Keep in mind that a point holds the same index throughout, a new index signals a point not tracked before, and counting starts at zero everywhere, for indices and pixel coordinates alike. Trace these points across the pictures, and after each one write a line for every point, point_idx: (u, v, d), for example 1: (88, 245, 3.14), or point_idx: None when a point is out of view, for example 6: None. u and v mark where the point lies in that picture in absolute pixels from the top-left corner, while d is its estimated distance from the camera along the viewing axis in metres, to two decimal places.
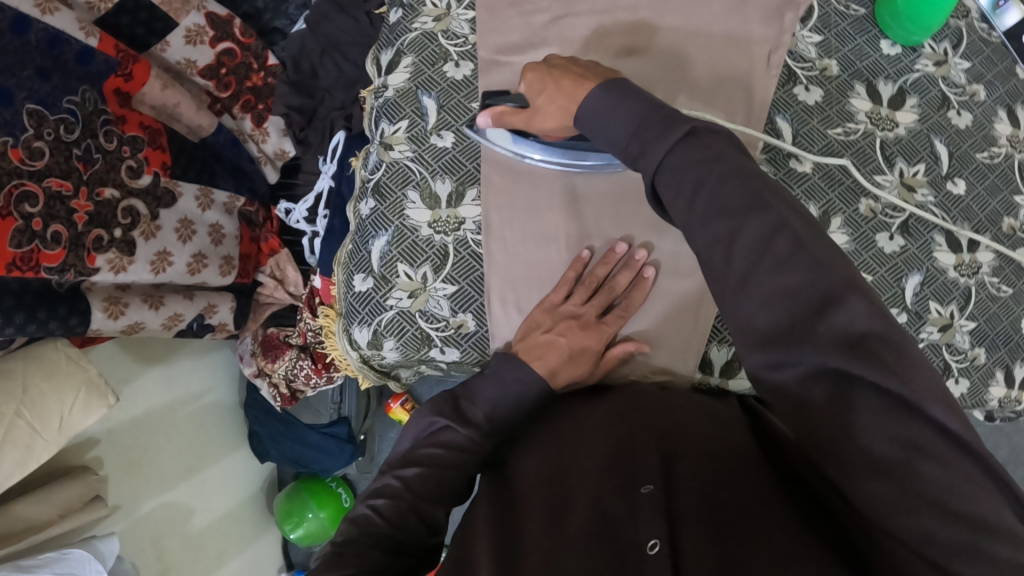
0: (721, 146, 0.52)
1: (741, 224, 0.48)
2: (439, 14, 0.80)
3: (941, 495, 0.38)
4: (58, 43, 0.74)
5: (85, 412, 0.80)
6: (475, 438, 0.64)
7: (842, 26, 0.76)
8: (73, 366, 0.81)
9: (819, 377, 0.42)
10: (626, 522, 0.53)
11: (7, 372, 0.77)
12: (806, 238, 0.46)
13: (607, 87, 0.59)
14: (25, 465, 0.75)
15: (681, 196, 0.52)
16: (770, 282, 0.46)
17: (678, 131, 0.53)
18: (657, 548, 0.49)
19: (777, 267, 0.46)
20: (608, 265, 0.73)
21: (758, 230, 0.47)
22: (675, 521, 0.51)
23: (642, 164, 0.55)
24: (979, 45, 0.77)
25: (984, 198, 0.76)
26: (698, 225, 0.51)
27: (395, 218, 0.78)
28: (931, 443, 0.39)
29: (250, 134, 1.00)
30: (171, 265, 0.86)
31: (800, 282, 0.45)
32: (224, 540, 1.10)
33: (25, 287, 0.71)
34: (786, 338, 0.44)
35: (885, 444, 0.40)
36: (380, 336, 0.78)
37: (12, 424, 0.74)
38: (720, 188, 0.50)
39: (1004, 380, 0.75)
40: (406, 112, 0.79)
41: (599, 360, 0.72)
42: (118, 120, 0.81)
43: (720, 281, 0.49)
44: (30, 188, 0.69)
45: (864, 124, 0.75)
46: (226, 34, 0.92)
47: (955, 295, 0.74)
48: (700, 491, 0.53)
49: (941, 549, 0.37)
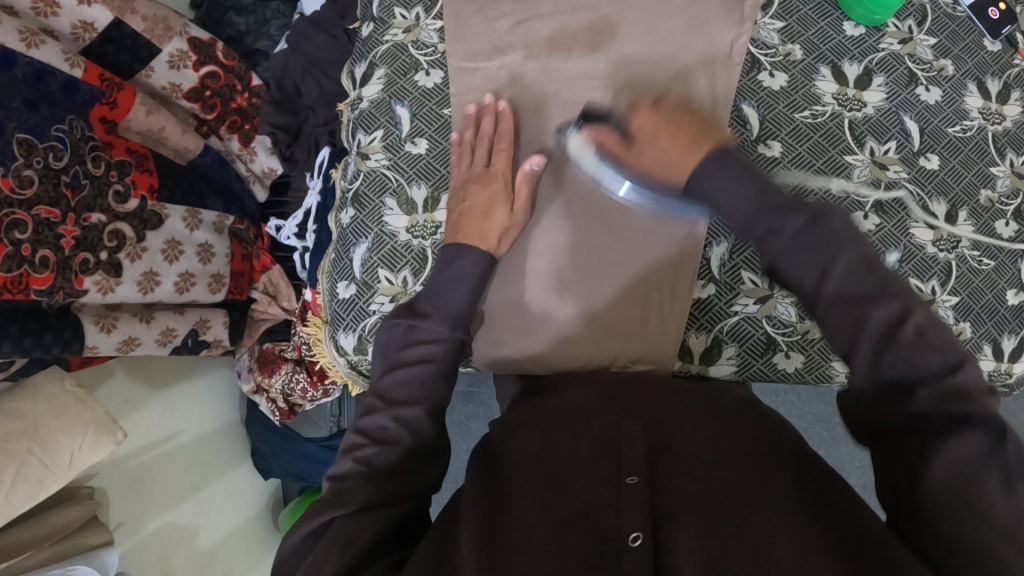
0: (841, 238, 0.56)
1: (867, 311, 0.53)
2: (409, 25, 0.82)
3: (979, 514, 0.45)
4: (44, 76, 0.77)
5: (94, 449, 0.83)
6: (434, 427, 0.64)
7: (804, 11, 0.77)
8: (82, 405, 0.84)
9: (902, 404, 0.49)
10: (609, 513, 0.53)
11: (17, 413, 0.80)
12: (927, 328, 0.51)
13: (722, 156, 0.63)
14: (36, 500, 0.78)
15: (808, 281, 0.56)
16: (896, 358, 0.51)
17: (798, 219, 0.57)
18: (639, 541, 0.50)
19: (918, 346, 0.50)
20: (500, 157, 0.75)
21: (886, 316, 0.52)
22: (659, 519, 0.52)
23: (766, 245, 0.59)
24: (944, 21, 0.78)
25: (958, 171, 0.75)
26: (824, 308, 0.55)
27: (374, 225, 0.79)
28: (990, 469, 0.46)
29: (238, 154, 1.03)
30: (158, 285, 0.88)
31: (925, 365, 0.50)
32: (229, 561, 1.08)
33: (16, 306, 0.75)
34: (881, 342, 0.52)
35: (963, 467, 0.46)
36: (365, 342, 0.79)
37: (24, 461, 0.77)
38: (848, 279, 0.54)
39: (992, 354, 0.74)
40: (381, 122, 0.81)
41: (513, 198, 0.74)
42: (105, 146, 0.84)
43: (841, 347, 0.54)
44: (20, 216, 0.72)
45: (831, 105, 0.75)
46: (209, 58, 0.96)
47: (936, 270, 0.73)
48: (686, 486, 0.54)
49: (966, 556, 0.45)
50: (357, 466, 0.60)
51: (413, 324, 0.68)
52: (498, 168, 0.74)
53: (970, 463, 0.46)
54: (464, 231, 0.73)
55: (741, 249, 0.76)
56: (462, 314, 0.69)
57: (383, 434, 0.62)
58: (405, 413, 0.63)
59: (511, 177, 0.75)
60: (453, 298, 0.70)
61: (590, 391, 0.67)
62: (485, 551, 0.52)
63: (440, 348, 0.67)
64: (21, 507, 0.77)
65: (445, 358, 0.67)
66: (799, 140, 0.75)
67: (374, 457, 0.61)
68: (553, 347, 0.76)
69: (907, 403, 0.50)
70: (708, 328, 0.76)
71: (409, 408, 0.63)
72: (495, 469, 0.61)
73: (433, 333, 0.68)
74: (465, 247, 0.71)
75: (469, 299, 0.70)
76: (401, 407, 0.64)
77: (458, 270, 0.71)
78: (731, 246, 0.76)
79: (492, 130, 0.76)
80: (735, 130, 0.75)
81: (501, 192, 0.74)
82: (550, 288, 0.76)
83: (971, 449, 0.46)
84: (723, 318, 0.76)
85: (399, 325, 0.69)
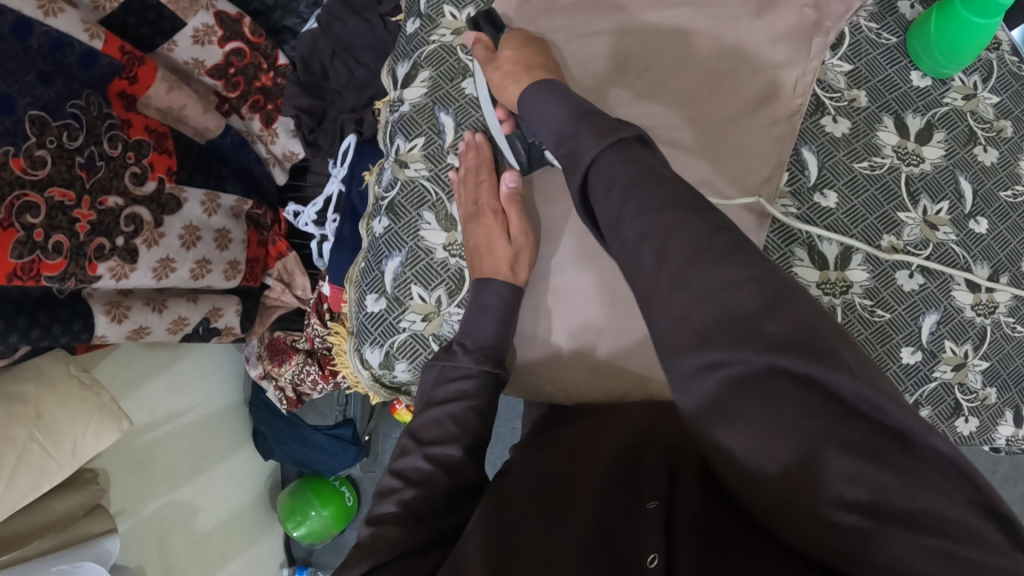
0: (643, 158, 0.51)
1: (680, 222, 0.47)
2: (459, 27, 0.79)
3: (901, 507, 0.38)
4: (61, 47, 0.72)
5: (97, 437, 0.78)
6: (471, 465, 0.64)
7: (873, 55, 0.75)
8: (86, 390, 0.79)
9: (785, 384, 0.41)
10: (628, 536, 0.50)
11: (18, 396, 0.74)
12: (745, 241, 0.46)
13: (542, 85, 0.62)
14: (39, 488, 0.72)
15: (611, 196, 0.51)
16: (708, 277, 0.45)
17: (629, 133, 0.53)
18: (656, 561, 0.46)
19: (715, 260, 0.45)
20: (483, 178, 0.74)
21: (699, 228, 0.46)
22: (673, 534, 0.48)
23: (575, 159, 0.54)
24: (1008, 79, 0.76)
25: (1004, 238, 0.75)
26: (630, 219, 0.49)
27: (409, 238, 0.77)
28: (902, 462, 0.39)
29: (259, 135, 0.98)
30: (174, 272, 0.84)
31: (742, 276, 0.44)
32: (227, 538, 1.10)
33: (25, 294, 0.71)
34: (727, 322, 0.43)
35: (855, 475, 0.39)
36: (392, 358, 0.77)
37: (26, 449, 0.71)
38: (651, 190, 0.49)
39: (1013, 420, 0.75)
40: (422, 129, 0.78)
41: (505, 223, 0.72)
42: (123, 124, 0.79)
43: (650, 279, 0.47)
44: (32, 198, 0.67)
45: (890, 158, 0.74)
46: (236, 34, 0.90)
47: (971, 334, 0.74)
48: (700, 503, 0.49)
49: (919, 555, 0.36)
50: (395, 510, 0.61)
51: (445, 364, 0.68)
52: (484, 199, 0.73)
53: (881, 455, 0.39)
54: (481, 266, 0.72)
55: None
56: (492, 346, 0.69)
57: (419, 475, 0.63)
58: (438, 452, 0.63)
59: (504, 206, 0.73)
60: (485, 330, 0.69)
61: (613, 427, 0.66)
62: (494, 560, 0.52)
63: (472, 383, 0.66)
64: (22, 498, 0.71)
65: (478, 395, 0.66)
66: (855, 192, 0.73)
67: (412, 500, 0.61)
68: (587, 382, 0.76)
69: (756, 399, 0.42)
70: None
71: (444, 447, 0.64)
72: (500, 488, 0.63)
73: (463, 370, 0.67)
74: (486, 278, 0.70)
75: (497, 332, 0.69)
76: (433, 446, 0.64)
77: (482, 303, 0.70)
78: None
79: (474, 164, 0.74)
80: (793, 174, 0.74)
81: (492, 222, 0.72)
82: (585, 322, 0.76)
83: (891, 452, 0.39)
84: None
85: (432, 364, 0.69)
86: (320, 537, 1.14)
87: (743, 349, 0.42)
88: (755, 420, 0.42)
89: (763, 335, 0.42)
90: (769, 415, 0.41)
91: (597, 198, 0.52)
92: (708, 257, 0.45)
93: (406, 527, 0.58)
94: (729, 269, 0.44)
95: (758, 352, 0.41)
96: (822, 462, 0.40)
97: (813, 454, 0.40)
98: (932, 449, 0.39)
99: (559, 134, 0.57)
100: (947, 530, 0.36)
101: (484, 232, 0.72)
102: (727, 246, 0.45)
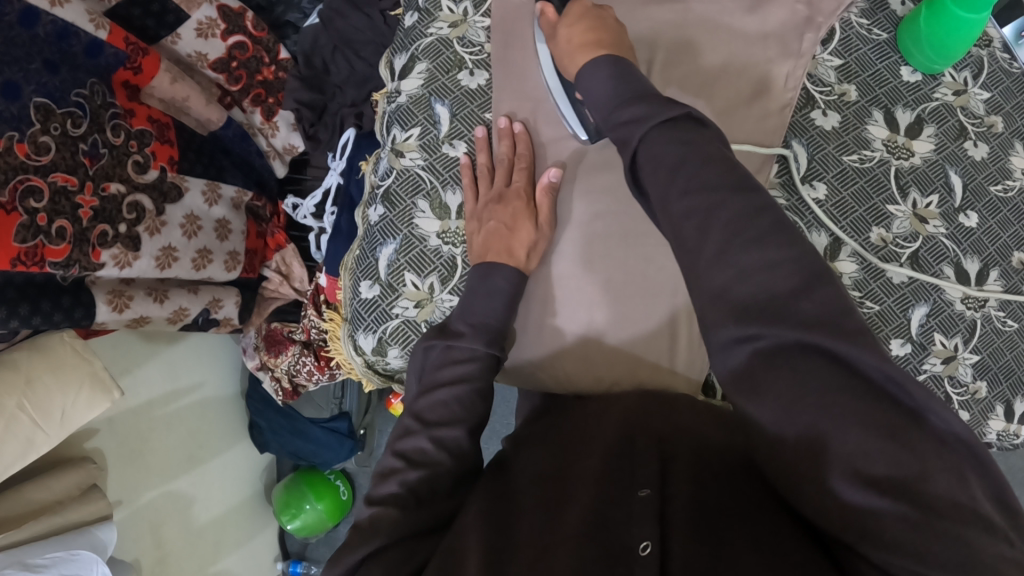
0: (694, 135, 0.53)
1: (722, 202, 0.49)
2: (456, 20, 0.80)
3: (915, 485, 0.40)
4: (67, 36, 0.73)
5: (88, 406, 0.79)
6: (464, 445, 0.65)
7: (863, 50, 0.76)
8: (79, 359, 0.80)
9: (814, 360, 0.44)
10: (622, 526, 0.53)
11: (11, 364, 0.75)
12: (787, 221, 0.48)
13: (610, 61, 0.62)
14: (25, 457, 0.74)
15: (660, 171, 0.53)
16: (748, 256, 0.47)
17: (677, 110, 0.54)
18: (648, 549, 0.50)
19: (755, 240, 0.48)
20: (515, 167, 0.75)
21: (739, 209, 0.49)
22: (665, 526, 0.53)
23: (626, 139, 0.56)
24: (999, 76, 0.77)
25: (995, 232, 0.75)
26: (676, 197, 0.51)
27: (403, 226, 0.78)
28: (920, 441, 0.41)
29: (259, 128, 1.00)
30: (176, 261, 0.85)
31: (785, 256, 0.47)
32: (221, 531, 1.10)
33: (29, 281, 0.70)
34: (763, 305, 0.46)
35: (872, 454, 0.41)
36: (384, 344, 0.78)
37: (14, 417, 0.72)
38: (701, 170, 0.51)
39: (1004, 415, 0.74)
40: (418, 119, 0.80)
41: (535, 212, 0.74)
42: (126, 113, 0.81)
43: (691, 255, 0.50)
44: (35, 183, 0.68)
45: (880, 152, 0.75)
46: (238, 27, 0.92)
47: (961, 328, 0.74)
48: (691, 494, 0.55)
49: (928, 537, 0.39)
50: (398, 491, 0.62)
51: (450, 344, 0.68)
52: (519, 186, 0.75)
53: (900, 435, 0.41)
54: (490, 250, 0.72)
55: None
56: (488, 331, 0.69)
57: (423, 457, 0.64)
58: (443, 434, 0.64)
59: (530, 192, 0.75)
60: (485, 312, 0.70)
61: (606, 415, 0.67)
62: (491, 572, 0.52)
63: (476, 366, 0.67)
64: (9, 464, 0.72)
65: (480, 376, 0.67)
66: (844, 184, 0.74)
67: (416, 481, 0.62)
68: (577, 369, 0.76)
69: (785, 372, 0.45)
70: None
71: (447, 429, 0.65)
72: (498, 480, 0.64)
73: (469, 352, 0.68)
74: (497, 262, 0.71)
75: (504, 314, 0.70)
76: (438, 428, 0.65)
77: (490, 288, 0.70)
78: None
79: (510, 154, 0.76)
80: (782, 167, 0.75)
81: (522, 208, 0.74)
82: (582, 309, 0.76)
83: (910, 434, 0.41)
84: None
85: (434, 345, 0.69)
86: (315, 530, 1.15)
87: (777, 325, 0.45)
88: (779, 392, 0.45)
89: (796, 313, 0.45)
90: (795, 386, 0.44)
91: (648, 175, 0.54)
92: (749, 236, 0.48)
93: (404, 510, 0.60)
94: (770, 250, 0.47)
95: (793, 328, 0.44)
96: (840, 438, 0.42)
97: (830, 430, 0.42)
98: (949, 429, 0.42)
99: (614, 112, 0.58)
100: (956, 511, 0.39)
101: (511, 214, 0.73)
102: (771, 225, 0.48)
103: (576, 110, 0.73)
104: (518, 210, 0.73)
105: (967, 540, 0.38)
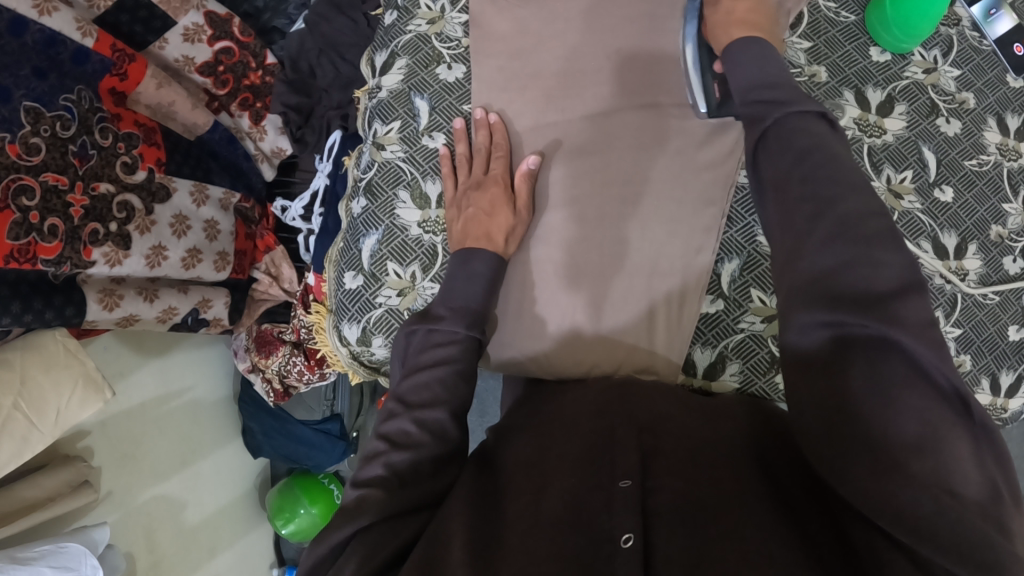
0: (824, 131, 0.57)
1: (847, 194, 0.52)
2: (434, 17, 0.83)
3: (955, 486, 0.44)
4: (55, 44, 0.75)
5: (81, 406, 0.80)
6: (448, 426, 0.64)
7: (832, 33, 0.78)
8: (72, 359, 0.81)
9: (896, 359, 0.47)
10: (602, 517, 0.52)
11: (4, 362, 0.76)
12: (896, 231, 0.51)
13: (746, 46, 0.65)
14: (20, 455, 0.74)
15: (785, 157, 0.56)
16: (843, 248, 0.50)
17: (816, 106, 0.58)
18: (631, 542, 0.49)
19: (853, 240, 0.50)
20: (488, 156, 0.77)
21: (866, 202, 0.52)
22: (648, 519, 0.51)
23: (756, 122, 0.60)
24: (968, 53, 0.78)
25: (971, 206, 0.75)
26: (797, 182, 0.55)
27: (385, 217, 0.79)
28: (964, 448, 0.45)
29: (247, 132, 1.03)
30: (165, 259, 0.86)
31: (887, 258, 0.49)
32: (213, 537, 1.09)
33: (21, 277, 0.72)
34: (863, 300, 0.49)
35: (918, 449, 0.45)
36: (369, 334, 0.79)
37: (10, 416, 0.73)
38: (825, 164, 0.54)
39: (990, 388, 0.74)
40: (399, 113, 0.82)
41: (513, 198, 0.75)
42: (113, 117, 0.83)
43: (796, 233, 0.54)
44: (27, 181, 0.70)
45: (852, 130, 0.75)
46: (225, 33, 0.95)
47: (942, 301, 0.74)
48: (679, 488, 0.53)
49: (963, 531, 0.42)
50: (383, 472, 0.61)
51: (431, 328, 0.69)
52: (497, 173, 0.76)
53: (943, 441, 0.45)
54: (471, 236, 0.73)
55: (752, 266, 0.76)
56: (470, 312, 0.70)
57: (408, 439, 0.63)
58: (425, 415, 0.64)
59: (508, 179, 0.76)
60: (467, 295, 0.71)
61: (584, 405, 0.66)
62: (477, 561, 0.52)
63: (456, 348, 0.68)
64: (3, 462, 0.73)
65: (462, 358, 0.67)
66: None
67: (401, 463, 0.61)
68: (557, 350, 0.76)
69: (864, 363, 0.48)
70: (713, 344, 0.76)
71: (429, 411, 0.65)
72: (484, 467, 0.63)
73: (450, 335, 0.68)
74: (476, 247, 0.72)
75: (483, 297, 0.71)
76: (421, 410, 0.65)
77: (470, 271, 0.72)
78: (742, 263, 0.76)
79: (487, 143, 0.77)
80: None
81: (501, 194, 0.75)
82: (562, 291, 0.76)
83: (954, 443, 0.45)
84: (729, 334, 0.76)
85: (415, 330, 0.70)
86: (308, 535, 1.15)
87: (864, 316, 0.48)
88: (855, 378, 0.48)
89: (889, 310, 0.48)
90: (868, 376, 0.48)
91: (770, 160, 0.57)
92: (860, 233, 0.50)
93: (389, 491, 0.59)
94: (878, 251, 0.50)
95: (880, 322, 0.47)
96: (897, 428, 0.46)
97: (890, 420, 0.47)
98: (994, 445, 0.46)
99: (750, 91, 0.62)
100: (986, 516, 0.43)
101: (490, 200, 0.74)
102: (884, 230, 0.51)
103: (703, 84, 0.73)
104: (499, 196, 0.74)
105: (993, 541, 0.41)
